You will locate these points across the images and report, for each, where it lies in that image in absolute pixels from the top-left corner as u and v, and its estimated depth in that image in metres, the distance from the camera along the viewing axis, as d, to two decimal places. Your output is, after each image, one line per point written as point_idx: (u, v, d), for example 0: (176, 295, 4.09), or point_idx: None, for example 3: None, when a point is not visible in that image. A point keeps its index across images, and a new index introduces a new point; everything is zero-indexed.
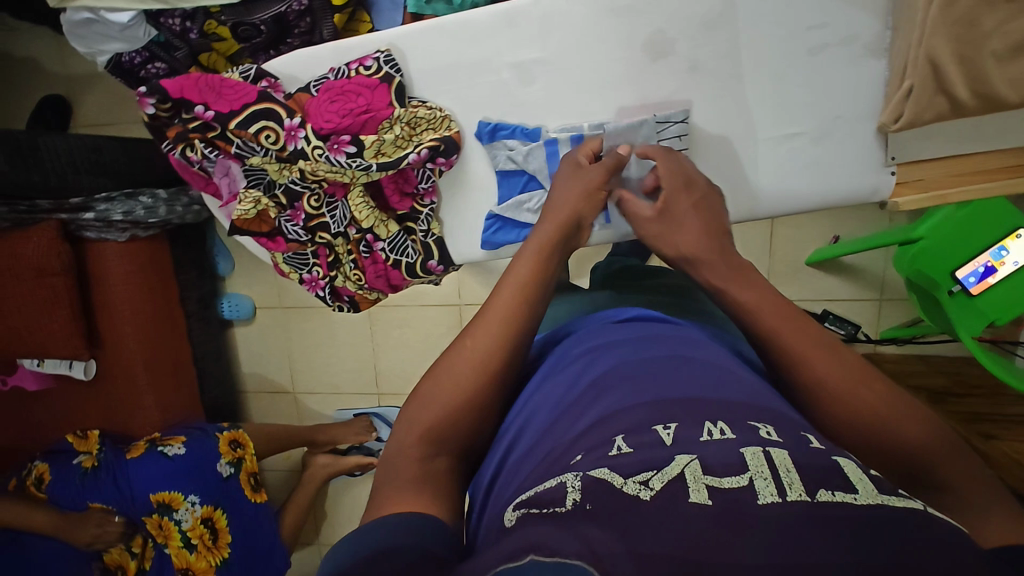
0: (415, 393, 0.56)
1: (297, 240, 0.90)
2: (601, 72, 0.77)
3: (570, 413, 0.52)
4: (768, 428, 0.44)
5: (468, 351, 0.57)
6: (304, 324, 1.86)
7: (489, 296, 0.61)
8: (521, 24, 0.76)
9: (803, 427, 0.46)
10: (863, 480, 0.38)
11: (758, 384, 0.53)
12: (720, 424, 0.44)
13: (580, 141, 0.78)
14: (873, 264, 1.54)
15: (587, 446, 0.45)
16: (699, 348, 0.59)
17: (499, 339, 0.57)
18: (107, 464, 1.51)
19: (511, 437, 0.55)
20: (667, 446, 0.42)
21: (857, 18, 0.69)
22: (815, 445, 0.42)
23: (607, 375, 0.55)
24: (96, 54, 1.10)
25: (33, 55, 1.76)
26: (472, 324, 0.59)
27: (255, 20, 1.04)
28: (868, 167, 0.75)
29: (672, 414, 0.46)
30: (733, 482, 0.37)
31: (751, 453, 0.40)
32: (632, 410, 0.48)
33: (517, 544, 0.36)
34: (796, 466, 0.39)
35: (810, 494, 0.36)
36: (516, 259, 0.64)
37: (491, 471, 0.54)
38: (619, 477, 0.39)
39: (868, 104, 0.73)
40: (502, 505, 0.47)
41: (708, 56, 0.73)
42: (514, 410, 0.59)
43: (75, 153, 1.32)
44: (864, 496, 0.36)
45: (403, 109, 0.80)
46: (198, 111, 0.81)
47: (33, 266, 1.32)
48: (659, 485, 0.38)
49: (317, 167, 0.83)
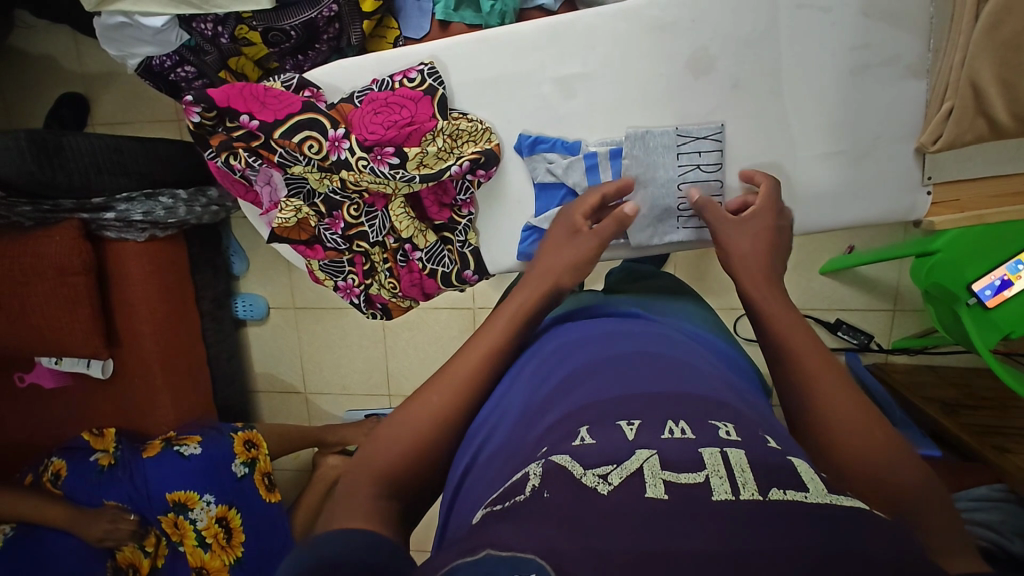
0: (408, 403, 0.61)
1: (335, 248, 0.91)
2: (643, 87, 0.77)
3: (544, 408, 0.56)
4: (728, 427, 0.47)
5: (463, 358, 0.64)
6: (316, 324, 1.86)
7: (488, 318, 0.68)
8: (563, 39, 0.77)
9: (764, 428, 0.50)
10: (814, 480, 0.41)
11: (719, 383, 0.56)
12: (681, 422, 0.47)
13: (620, 156, 0.80)
14: (887, 274, 1.56)
15: (553, 439, 0.49)
16: (668, 347, 0.62)
17: (487, 353, 0.64)
18: (125, 461, 1.52)
19: (485, 436, 0.58)
20: (629, 441, 0.45)
21: (902, 39, 0.70)
22: (773, 444, 0.46)
23: (578, 371, 0.59)
24: (127, 57, 1.11)
25: (50, 52, 1.76)
26: (443, 373, 0.63)
27: (285, 26, 1.05)
28: (902, 188, 0.76)
29: (634, 410, 0.50)
30: (690, 478, 0.40)
31: (710, 452, 0.43)
32: (597, 404, 0.52)
33: (475, 541, 0.38)
34: (751, 465, 0.41)
35: (763, 493, 0.38)
36: (491, 321, 0.68)
37: (462, 469, 0.57)
38: (579, 468, 0.43)
39: (907, 124, 0.74)
40: (472, 507, 0.50)
41: (750, 74, 0.74)
42: (491, 402, 0.62)
43: (98, 154, 1.33)
44: (815, 494, 0.39)
45: (446, 121, 0.81)
46: (243, 120, 0.82)
47: (56, 264, 1.33)
48: (618, 480, 0.41)
49: (360, 178, 0.84)
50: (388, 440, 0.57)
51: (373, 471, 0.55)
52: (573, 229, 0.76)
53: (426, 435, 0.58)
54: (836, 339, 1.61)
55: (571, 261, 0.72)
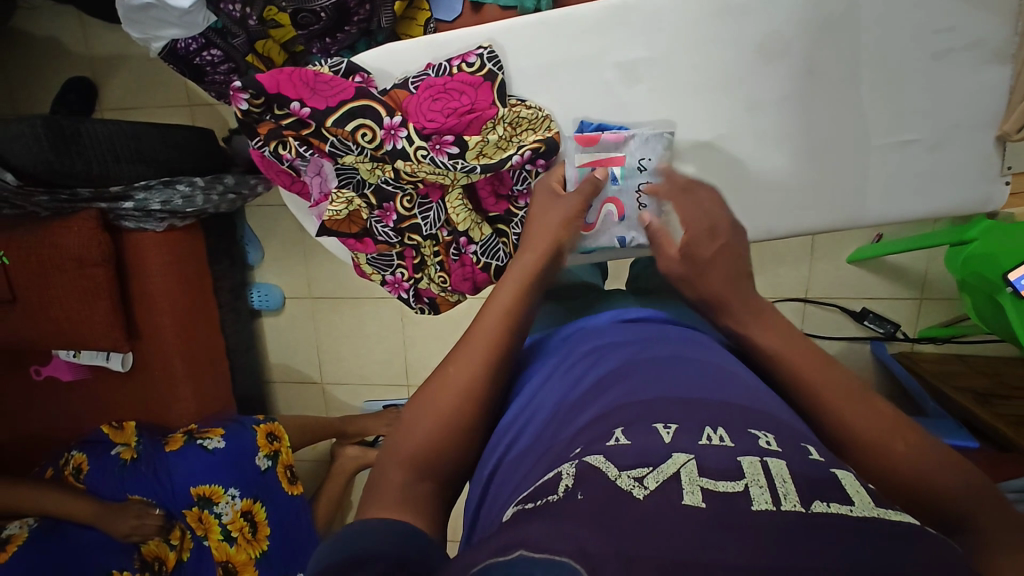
0: (413, 403, 0.57)
1: (386, 241, 0.88)
2: (707, 73, 0.77)
3: (577, 409, 0.54)
4: (769, 437, 0.44)
5: (478, 337, 0.60)
6: (332, 314, 1.83)
7: (493, 289, 0.64)
8: (629, 21, 0.76)
9: (804, 437, 0.47)
10: (860, 492, 0.38)
11: (757, 389, 0.53)
12: (720, 430, 0.45)
13: (653, 142, 0.80)
14: (916, 263, 1.53)
15: (585, 439, 0.47)
16: (697, 350, 0.60)
17: (500, 339, 0.60)
18: (146, 455, 1.50)
19: (513, 434, 0.57)
20: (665, 445, 0.43)
21: (984, 23, 0.70)
22: (815, 456, 0.43)
23: (610, 374, 0.57)
24: (151, 40, 1.06)
25: (56, 35, 1.70)
26: (453, 354, 0.60)
27: (316, 7, 0.99)
28: (981, 177, 0.76)
29: (670, 415, 0.47)
30: (728, 487, 0.38)
31: (749, 461, 0.41)
32: (630, 406, 0.50)
33: (510, 541, 0.36)
34: (793, 476, 0.39)
35: (805, 506, 0.36)
36: (486, 306, 0.63)
37: (492, 465, 0.55)
38: (613, 470, 0.40)
39: (988, 111, 0.74)
40: (504, 504, 0.48)
41: (825, 59, 0.74)
42: (518, 402, 0.61)
43: (115, 140, 1.29)
44: (861, 508, 0.36)
45: (506, 109, 0.80)
46: (293, 107, 0.80)
47: (75, 257, 1.30)
48: (653, 484, 0.39)
49: (417, 168, 0.81)
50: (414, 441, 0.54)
51: (410, 474, 0.51)
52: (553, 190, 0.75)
53: (450, 435, 0.54)
54: (862, 328, 1.59)
55: (562, 216, 0.72)
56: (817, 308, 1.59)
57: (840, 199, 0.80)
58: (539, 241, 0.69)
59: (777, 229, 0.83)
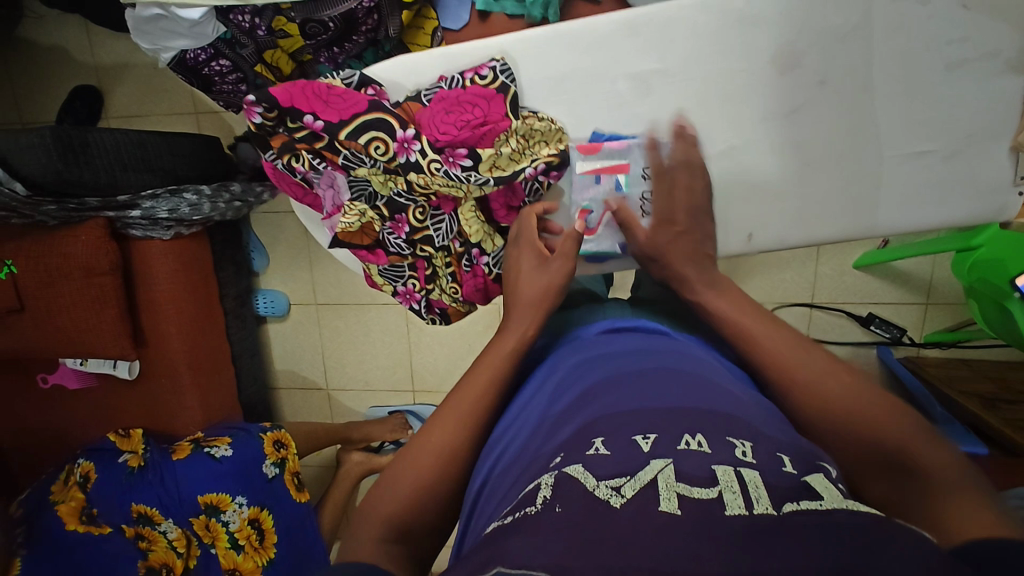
0: (418, 437, 0.60)
1: (398, 253, 0.88)
2: (720, 83, 0.77)
3: (564, 418, 0.54)
4: (745, 446, 0.44)
5: (476, 380, 0.65)
6: (337, 320, 1.83)
7: (492, 340, 0.70)
8: (642, 32, 0.77)
9: (783, 445, 0.47)
10: (830, 489, 0.40)
11: (743, 399, 0.54)
12: (698, 436, 0.45)
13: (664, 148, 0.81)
14: (920, 268, 1.53)
15: (567, 448, 0.48)
16: (685, 361, 0.60)
17: (488, 385, 0.64)
18: (154, 463, 1.46)
19: (502, 446, 0.58)
20: (644, 453, 0.44)
21: (1000, 33, 0.70)
22: (789, 466, 0.43)
23: (596, 384, 0.57)
24: (160, 51, 1.07)
25: (62, 44, 1.70)
26: (432, 421, 0.61)
27: (324, 17, 0.99)
28: (992, 188, 0.77)
29: (652, 424, 0.48)
30: (703, 493, 0.39)
31: (723, 468, 0.41)
32: (613, 416, 0.50)
33: (489, 558, 0.37)
34: (767, 484, 0.40)
35: (776, 507, 0.37)
36: (474, 368, 0.66)
37: (480, 481, 0.56)
38: (592, 480, 0.41)
39: (999, 122, 0.74)
40: (487, 519, 0.49)
41: (837, 70, 0.74)
42: (509, 414, 0.62)
43: (121, 149, 1.29)
44: (830, 502, 0.38)
45: (518, 121, 0.80)
46: (306, 120, 0.79)
47: (82, 265, 1.30)
48: (630, 493, 0.40)
49: (431, 181, 0.81)
50: (391, 503, 0.55)
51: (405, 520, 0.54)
52: (539, 255, 0.77)
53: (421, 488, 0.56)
54: (868, 333, 1.59)
55: (545, 284, 0.73)
56: (823, 314, 1.59)
57: (850, 210, 0.80)
58: (524, 301, 0.73)
59: (790, 239, 0.83)
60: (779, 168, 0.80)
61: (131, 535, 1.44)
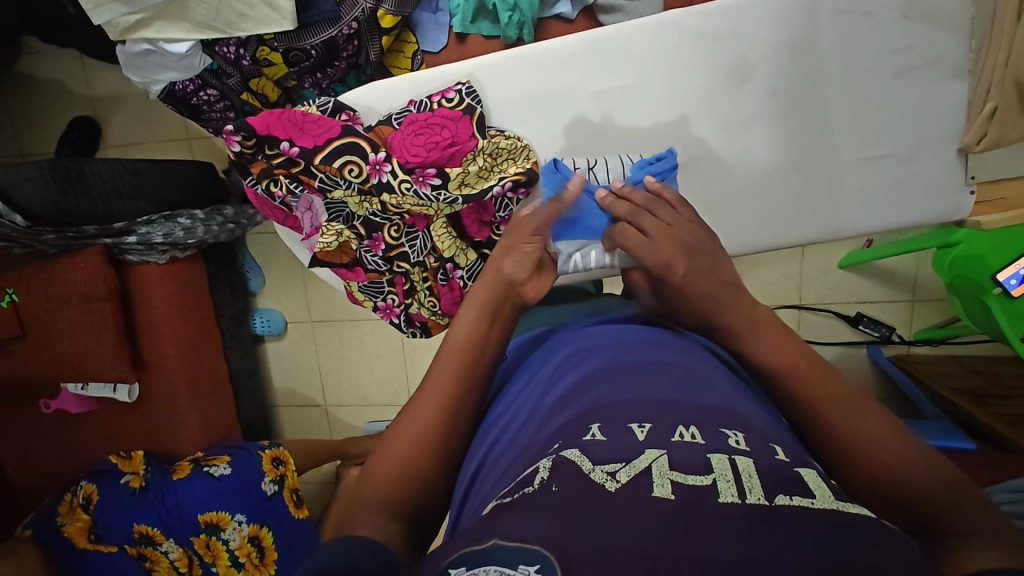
0: (414, 398, 0.60)
1: (376, 270, 0.91)
2: (684, 94, 0.81)
3: (557, 408, 0.56)
4: (739, 436, 0.46)
5: (455, 337, 0.65)
6: (333, 337, 1.85)
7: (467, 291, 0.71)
8: (604, 52, 0.80)
9: (772, 438, 0.49)
10: (822, 488, 0.40)
11: (729, 391, 0.56)
12: (692, 428, 0.47)
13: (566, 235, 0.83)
14: (905, 267, 1.55)
15: (563, 436, 0.49)
16: (671, 351, 0.62)
17: (472, 341, 0.65)
18: (155, 484, 1.49)
19: (496, 435, 0.59)
20: (638, 442, 0.45)
21: (943, 42, 0.74)
22: (781, 456, 0.45)
23: (587, 376, 0.59)
24: (150, 83, 1.11)
25: (59, 77, 1.75)
26: (417, 392, 0.61)
27: (306, 45, 1.05)
28: (950, 188, 0.80)
29: (646, 415, 0.50)
30: (697, 481, 0.40)
31: (718, 457, 0.43)
32: (608, 405, 0.52)
33: (483, 533, 0.38)
34: (759, 473, 0.41)
35: (768, 499, 0.38)
36: (455, 323, 0.66)
37: (475, 465, 0.57)
38: (588, 463, 0.43)
39: (950, 125, 0.77)
40: (481, 501, 0.50)
41: (795, 80, 0.77)
42: (502, 405, 0.64)
43: (117, 179, 1.33)
44: (821, 501, 0.38)
45: (485, 140, 0.84)
46: (283, 146, 0.84)
47: (81, 292, 1.33)
48: (625, 478, 0.41)
49: (403, 201, 0.85)
50: (380, 485, 0.53)
51: (405, 481, 0.54)
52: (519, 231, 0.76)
53: (407, 471, 0.55)
54: (857, 332, 1.60)
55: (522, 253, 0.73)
56: (811, 314, 1.61)
57: (820, 215, 0.83)
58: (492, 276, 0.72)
59: (761, 243, 0.86)
60: (757, 177, 0.83)
61: (134, 554, 1.46)
